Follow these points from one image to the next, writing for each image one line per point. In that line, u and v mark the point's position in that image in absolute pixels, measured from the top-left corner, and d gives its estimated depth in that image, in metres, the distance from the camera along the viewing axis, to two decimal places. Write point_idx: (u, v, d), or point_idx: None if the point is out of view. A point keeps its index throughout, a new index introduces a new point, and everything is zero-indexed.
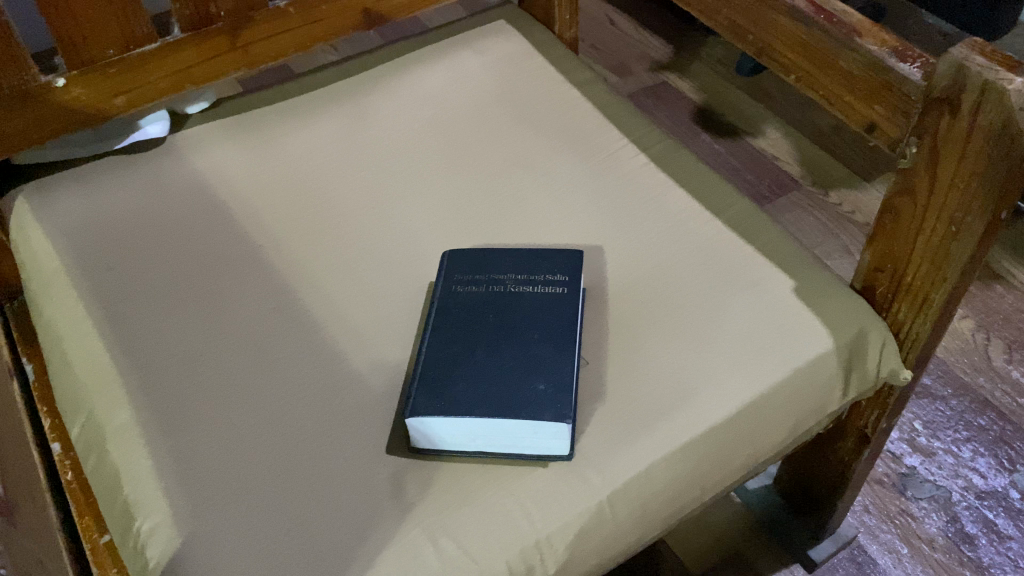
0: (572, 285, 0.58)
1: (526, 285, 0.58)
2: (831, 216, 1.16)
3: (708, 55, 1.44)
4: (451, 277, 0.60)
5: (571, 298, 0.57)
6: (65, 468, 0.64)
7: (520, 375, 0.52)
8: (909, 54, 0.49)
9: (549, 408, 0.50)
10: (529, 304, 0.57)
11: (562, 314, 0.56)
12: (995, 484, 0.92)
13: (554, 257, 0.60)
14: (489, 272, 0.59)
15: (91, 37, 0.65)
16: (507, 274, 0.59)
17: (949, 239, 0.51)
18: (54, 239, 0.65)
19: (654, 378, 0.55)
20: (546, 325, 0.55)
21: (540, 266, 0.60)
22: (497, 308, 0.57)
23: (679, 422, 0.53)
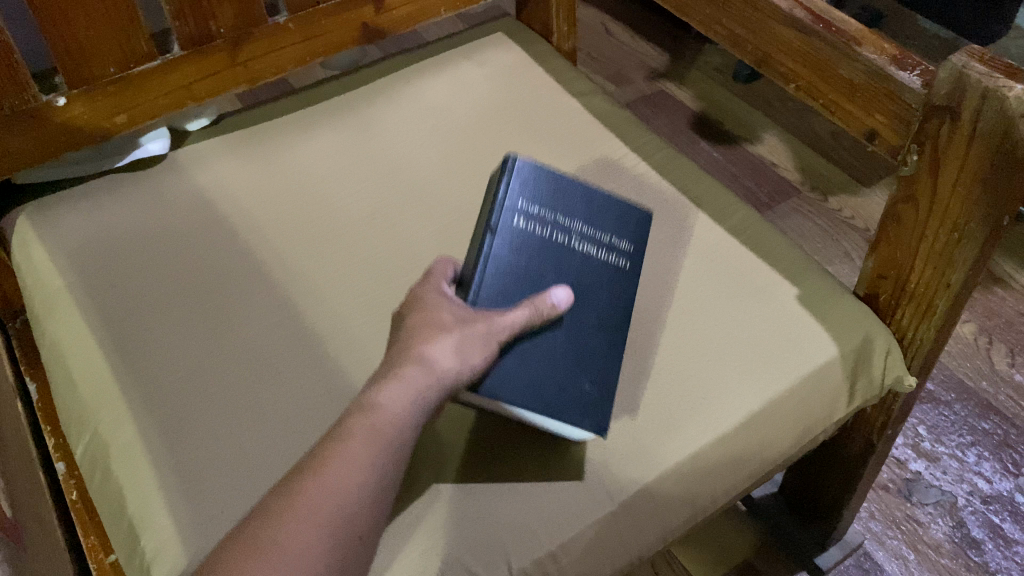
0: (632, 263, 0.57)
1: (589, 245, 0.55)
2: (831, 222, 1.16)
3: (705, 62, 1.44)
4: (516, 200, 0.53)
5: (628, 277, 0.56)
6: (71, 487, 0.64)
7: (570, 366, 0.51)
8: (908, 62, 0.49)
9: (592, 419, 0.51)
10: (587, 269, 0.55)
11: (615, 296, 0.55)
12: (1000, 488, 0.92)
13: (625, 215, 0.58)
14: (556, 213, 0.54)
15: (92, 57, 0.65)
16: (574, 222, 0.55)
17: (952, 245, 0.51)
18: (57, 257, 0.65)
19: (667, 385, 0.55)
20: (603, 307, 0.54)
21: (607, 219, 0.57)
22: (559, 263, 0.53)
23: (693, 429, 0.53)
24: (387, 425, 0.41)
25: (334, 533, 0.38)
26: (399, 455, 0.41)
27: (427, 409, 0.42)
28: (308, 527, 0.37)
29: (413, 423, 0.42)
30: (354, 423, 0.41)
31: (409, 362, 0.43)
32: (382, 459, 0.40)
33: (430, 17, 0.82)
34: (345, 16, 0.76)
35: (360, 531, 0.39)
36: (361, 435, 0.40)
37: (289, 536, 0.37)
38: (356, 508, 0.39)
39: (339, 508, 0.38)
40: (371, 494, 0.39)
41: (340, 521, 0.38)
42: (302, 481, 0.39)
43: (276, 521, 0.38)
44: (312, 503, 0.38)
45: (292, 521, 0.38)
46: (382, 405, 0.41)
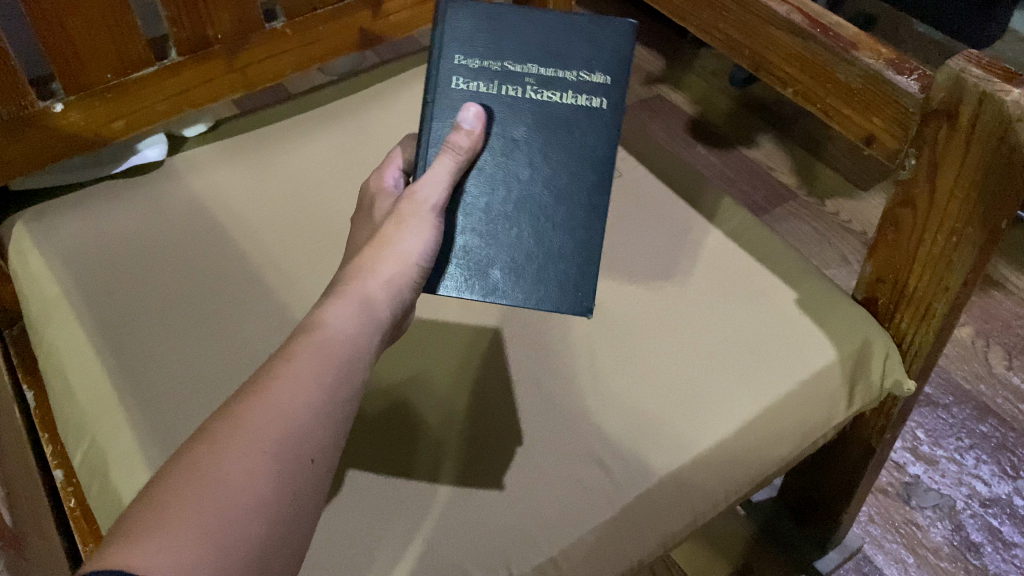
0: (611, 95, 0.52)
1: (549, 90, 0.53)
2: (828, 225, 1.17)
3: (701, 67, 1.44)
4: (452, 63, 0.53)
5: (609, 115, 0.52)
6: (68, 496, 0.64)
7: (545, 241, 0.52)
8: (906, 66, 0.50)
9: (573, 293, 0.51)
10: (558, 119, 0.52)
11: (597, 145, 0.52)
12: (999, 491, 0.92)
13: (588, 39, 0.53)
14: (501, 62, 0.53)
15: (89, 63, 0.65)
16: (527, 65, 0.53)
17: (950, 249, 0.51)
18: (54, 264, 0.65)
19: (666, 386, 0.55)
20: (577, 156, 0.52)
21: (571, 51, 0.53)
22: (515, 116, 0.52)
23: (698, 429, 0.53)
24: (334, 341, 0.39)
25: (280, 452, 0.34)
26: (352, 374, 0.39)
27: (383, 316, 0.42)
28: (253, 451, 0.34)
29: (361, 341, 0.40)
30: (300, 340, 0.38)
31: (357, 270, 0.43)
32: (331, 377, 0.38)
33: (427, 23, 0.82)
34: (342, 21, 0.76)
35: (312, 448, 0.35)
36: (307, 356, 0.38)
37: (229, 459, 0.33)
38: (305, 427, 0.35)
39: (286, 427, 0.35)
40: (321, 419, 0.36)
41: (286, 442, 0.35)
42: (242, 405, 0.35)
43: (214, 447, 0.33)
44: (255, 424, 0.34)
45: (234, 445, 0.33)
46: (328, 325, 0.39)
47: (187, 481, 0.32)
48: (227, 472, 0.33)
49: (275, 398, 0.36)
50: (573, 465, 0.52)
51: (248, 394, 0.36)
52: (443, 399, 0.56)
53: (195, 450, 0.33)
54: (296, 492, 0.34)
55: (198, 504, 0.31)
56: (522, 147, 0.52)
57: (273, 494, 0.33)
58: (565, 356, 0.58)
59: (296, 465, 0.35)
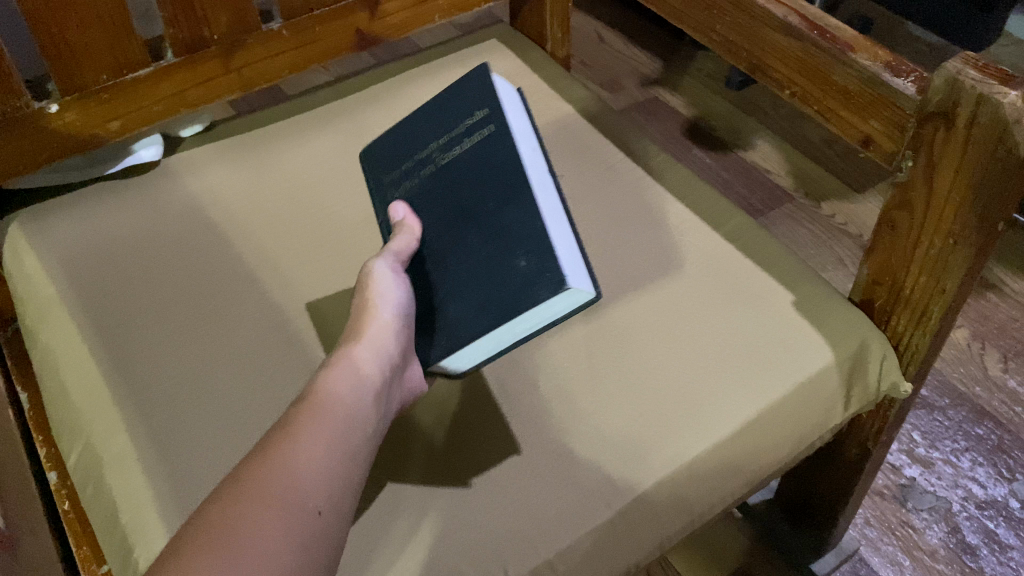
0: (494, 115, 0.55)
1: (455, 144, 0.57)
2: (824, 228, 1.17)
3: (698, 69, 1.44)
4: (385, 183, 0.61)
5: (501, 128, 0.54)
6: (62, 497, 0.64)
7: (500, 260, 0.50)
8: (903, 68, 0.50)
9: (540, 283, 0.47)
10: (467, 166, 0.55)
11: (506, 152, 0.53)
12: (995, 493, 0.92)
13: (462, 95, 0.59)
14: (414, 158, 0.60)
15: (85, 64, 0.65)
16: (436, 148, 0.58)
17: (947, 251, 0.51)
18: (49, 265, 0.65)
19: (652, 396, 0.55)
20: (499, 171, 0.53)
21: (461, 115, 0.58)
22: (438, 185, 0.57)
23: (681, 442, 0.53)
24: (333, 405, 0.42)
25: (288, 504, 0.37)
26: (353, 436, 0.42)
27: (376, 378, 0.46)
28: (261, 503, 0.36)
29: (360, 404, 0.43)
30: (302, 408, 0.42)
31: (348, 342, 0.47)
32: (333, 436, 0.41)
33: (424, 24, 0.82)
34: (340, 22, 0.76)
35: (317, 500, 0.38)
36: (310, 422, 0.41)
37: (240, 512, 0.36)
38: (311, 483, 0.38)
39: (294, 482, 0.38)
40: (332, 473, 0.39)
41: (294, 496, 0.37)
42: (253, 466, 0.38)
43: (228, 504, 0.36)
44: (263, 480, 0.37)
45: (245, 501, 0.36)
46: (328, 393, 0.43)
47: (201, 535, 0.34)
48: (238, 523, 0.35)
49: (284, 454, 0.39)
50: (570, 467, 0.52)
51: (257, 457, 0.39)
52: (439, 401, 0.56)
53: (210, 509, 0.36)
54: (308, 541, 0.36)
55: (211, 551, 0.34)
56: (458, 195, 0.55)
57: (284, 542, 0.35)
58: (561, 358, 0.58)
59: (305, 516, 0.37)
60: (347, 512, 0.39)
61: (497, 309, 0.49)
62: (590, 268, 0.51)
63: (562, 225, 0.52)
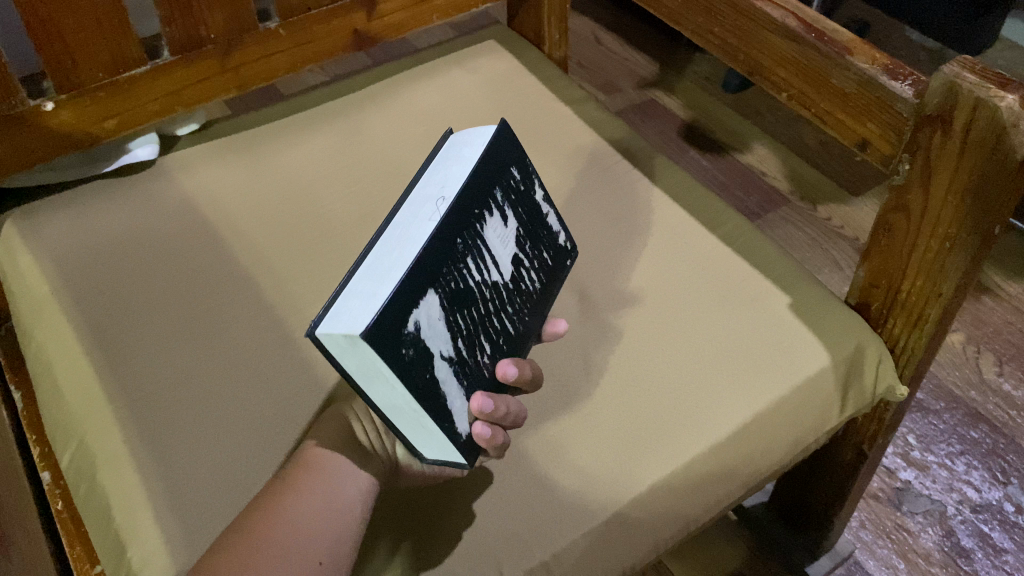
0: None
1: None
2: (820, 231, 1.17)
3: (694, 71, 1.45)
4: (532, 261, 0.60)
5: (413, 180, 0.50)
6: (55, 497, 0.63)
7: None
8: (900, 72, 0.50)
9: None
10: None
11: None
12: (989, 497, 0.92)
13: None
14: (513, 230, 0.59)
15: (81, 62, 0.64)
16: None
17: (943, 254, 0.51)
18: (43, 263, 0.64)
19: (641, 407, 0.54)
20: None
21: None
22: None
23: (650, 461, 0.52)
24: (325, 461, 0.45)
25: (290, 561, 0.40)
26: (347, 485, 0.44)
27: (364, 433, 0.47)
28: (263, 562, 0.39)
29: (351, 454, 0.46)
30: (298, 466, 0.45)
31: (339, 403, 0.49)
32: (330, 488, 0.43)
33: (421, 24, 0.82)
34: (337, 22, 0.76)
35: (317, 553, 0.41)
36: (307, 477, 0.44)
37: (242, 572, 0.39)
38: (311, 538, 0.41)
39: (293, 540, 0.41)
40: (326, 525, 0.42)
41: (294, 550, 0.40)
42: (254, 524, 0.41)
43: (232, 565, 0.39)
44: (265, 542, 0.40)
45: (247, 560, 0.39)
46: (321, 447, 0.46)
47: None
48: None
49: (278, 517, 0.41)
50: (566, 469, 0.52)
51: (258, 517, 0.42)
52: None
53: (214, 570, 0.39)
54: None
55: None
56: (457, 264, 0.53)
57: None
58: (558, 360, 0.58)
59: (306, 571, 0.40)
60: (348, 558, 0.42)
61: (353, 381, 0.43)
62: (375, 306, 0.39)
63: (386, 270, 0.41)
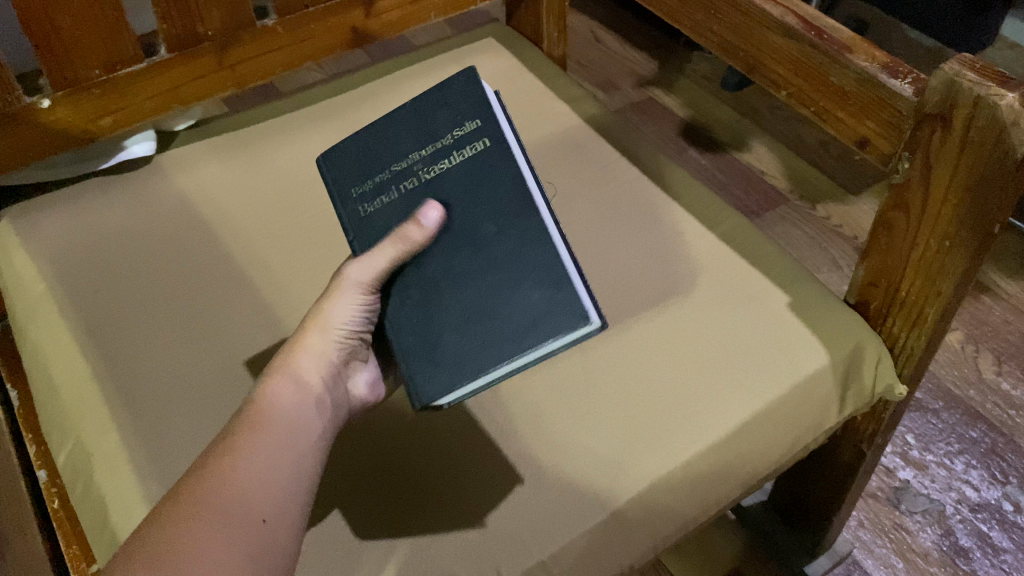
0: (490, 130, 0.49)
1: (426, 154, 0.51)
2: (820, 230, 1.17)
3: (693, 70, 1.44)
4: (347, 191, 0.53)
5: (497, 138, 0.49)
6: (52, 496, 0.63)
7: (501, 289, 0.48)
8: (900, 69, 0.49)
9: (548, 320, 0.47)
10: (462, 180, 0.49)
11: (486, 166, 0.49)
12: (988, 496, 0.92)
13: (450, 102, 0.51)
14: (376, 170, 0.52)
15: (77, 59, 0.64)
16: (410, 160, 0.51)
17: (943, 253, 0.50)
18: (39, 261, 0.64)
19: (641, 404, 0.54)
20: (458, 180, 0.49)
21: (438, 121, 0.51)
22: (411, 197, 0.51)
23: (651, 459, 0.52)
24: (276, 411, 0.43)
25: (230, 518, 0.37)
26: (296, 442, 0.42)
27: (319, 389, 0.46)
28: (198, 520, 0.37)
29: (301, 409, 0.44)
30: (244, 420, 0.42)
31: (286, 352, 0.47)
32: (276, 446, 0.41)
33: (419, 22, 0.81)
34: (334, 19, 0.75)
35: (261, 510, 0.38)
36: (251, 433, 0.41)
37: (174, 529, 0.36)
38: (254, 495, 0.39)
39: (236, 497, 0.38)
40: (273, 479, 0.40)
41: (237, 505, 0.38)
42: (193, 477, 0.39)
43: (167, 522, 0.37)
44: (202, 498, 0.38)
45: (181, 518, 0.37)
46: (269, 400, 0.43)
47: (136, 554, 0.35)
48: (175, 539, 0.36)
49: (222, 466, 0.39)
50: (563, 469, 0.51)
51: (197, 473, 0.39)
52: None
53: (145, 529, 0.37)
54: (256, 553, 0.37)
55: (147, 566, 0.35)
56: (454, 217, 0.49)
57: (224, 557, 0.36)
58: (555, 359, 0.57)
59: (247, 530, 0.37)
60: (297, 518, 0.40)
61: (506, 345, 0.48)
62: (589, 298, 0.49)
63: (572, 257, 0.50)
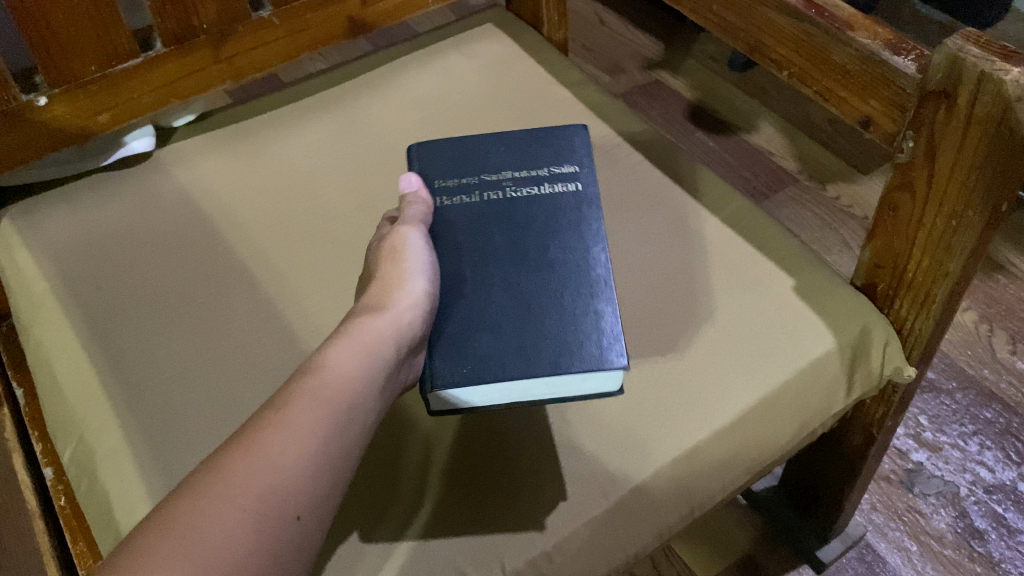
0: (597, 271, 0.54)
1: (524, 186, 0.58)
2: (830, 211, 1.15)
3: (700, 51, 1.43)
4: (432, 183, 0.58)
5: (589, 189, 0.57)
6: (58, 493, 0.64)
7: (558, 310, 0.51)
8: (903, 46, 0.48)
9: (594, 349, 0.49)
10: (547, 209, 0.56)
11: (586, 218, 0.56)
12: (1003, 477, 0.91)
13: (551, 146, 0.60)
14: (488, 181, 0.58)
15: (74, 56, 0.64)
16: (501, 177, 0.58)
17: (950, 232, 0.49)
18: (41, 260, 0.64)
19: (648, 392, 0.54)
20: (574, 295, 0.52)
21: (540, 161, 0.59)
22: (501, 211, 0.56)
23: (658, 446, 0.51)
24: (328, 387, 0.40)
25: (264, 507, 0.35)
26: (350, 424, 0.40)
27: (390, 356, 0.44)
28: (239, 512, 0.35)
29: (363, 388, 0.41)
30: (299, 385, 0.40)
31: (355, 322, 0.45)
32: (327, 420, 0.39)
33: (417, 9, 0.80)
34: (331, 8, 0.75)
35: (296, 506, 0.36)
36: (306, 407, 0.39)
37: (213, 513, 0.34)
38: (304, 489, 0.37)
39: (273, 479, 0.36)
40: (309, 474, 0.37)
41: (273, 497, 0.36)
42: (228, 463, 0.36)
43: (192, 502, 0.35)
44: (238, 476, 0.36)
45: (223, 503, 0.35)
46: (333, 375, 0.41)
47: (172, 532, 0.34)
48: (198, 521, 0.34)
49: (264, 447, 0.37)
50: (567, 459, 0.51)
51: (237, 446, 0.38)
52: None
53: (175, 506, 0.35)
54: (280, 550, 0.35)
55: (161, 550, 0.33)
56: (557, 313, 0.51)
57: (247, 555, 0.34)
58: None
59: (274, 529, 0.35)
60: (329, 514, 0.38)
61: (542, 361, 0.49)
62: None
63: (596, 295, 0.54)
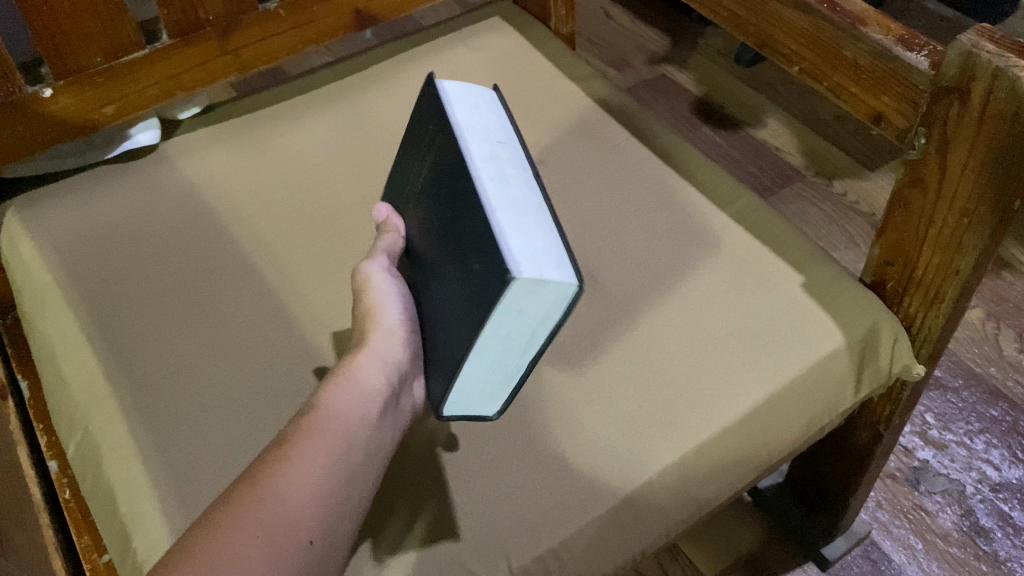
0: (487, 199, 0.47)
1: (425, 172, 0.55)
2: (837, 207, 1.15)
3: (706, 46, 1.42)
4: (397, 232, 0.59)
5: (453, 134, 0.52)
6: (63, 487, 0.64)
7: (466, 263, 0.46)
8: (916, 42, 0.48)
9: (494, 284, 0.43)
10: (439, 177, 0.52)
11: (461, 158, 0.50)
12: (1009, 476, 0.91)
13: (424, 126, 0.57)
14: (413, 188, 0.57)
15: (79, 46, 0.64)
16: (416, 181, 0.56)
17: (962, 229, 0.49)
18: (45, 252, 0.64)
19: (650, 393, 0.53)
20: (473, 235, 0.46)
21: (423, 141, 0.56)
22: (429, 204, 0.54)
23: (663, 447, 0.51)
24: (333, 420, 0.44)
25: (277, 534, 0.38)
26: (353, 454, 0.43)
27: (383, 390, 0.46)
28: (256, 541, 0.37)
29: (366, 425, 0.44)
30: (307, 423, 0.43)
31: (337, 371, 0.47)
32: (336, 454, 0.42)
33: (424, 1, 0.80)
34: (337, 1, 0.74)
35: (308, 530, 0.39)
36: (317, 442, 0.42)
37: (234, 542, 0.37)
38: (316, 516, 0.39)
39: (287, 511, 0.39)
40: (320, 501, 0.40)
41: (287, 525, 0.38)
42: (242, 497, 0.39)
43: (214, 536, 0.37)
44: (253, 509, 0.38)
45: (242, 533, 0.37)
46: (339, 411, 0.44)
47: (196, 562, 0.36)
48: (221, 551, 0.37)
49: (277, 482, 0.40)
50: (573, 456, 0.51)
51: (251, 481, 0.40)
52: None
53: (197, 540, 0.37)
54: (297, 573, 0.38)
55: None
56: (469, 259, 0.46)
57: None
58: (570, 342, 0.57)
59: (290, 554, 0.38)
60: (340, 545, 0.40)
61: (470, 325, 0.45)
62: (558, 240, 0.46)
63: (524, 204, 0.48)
